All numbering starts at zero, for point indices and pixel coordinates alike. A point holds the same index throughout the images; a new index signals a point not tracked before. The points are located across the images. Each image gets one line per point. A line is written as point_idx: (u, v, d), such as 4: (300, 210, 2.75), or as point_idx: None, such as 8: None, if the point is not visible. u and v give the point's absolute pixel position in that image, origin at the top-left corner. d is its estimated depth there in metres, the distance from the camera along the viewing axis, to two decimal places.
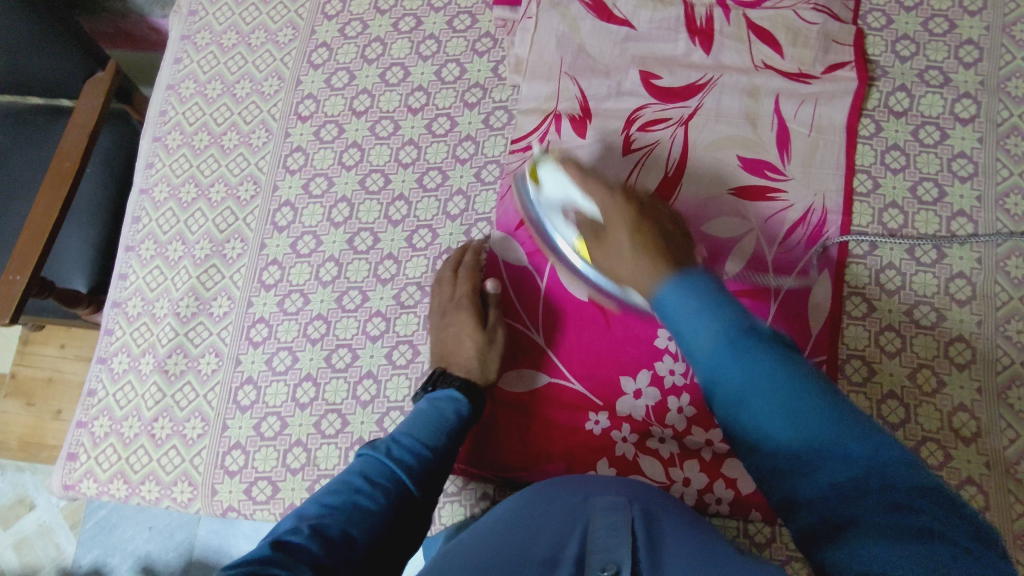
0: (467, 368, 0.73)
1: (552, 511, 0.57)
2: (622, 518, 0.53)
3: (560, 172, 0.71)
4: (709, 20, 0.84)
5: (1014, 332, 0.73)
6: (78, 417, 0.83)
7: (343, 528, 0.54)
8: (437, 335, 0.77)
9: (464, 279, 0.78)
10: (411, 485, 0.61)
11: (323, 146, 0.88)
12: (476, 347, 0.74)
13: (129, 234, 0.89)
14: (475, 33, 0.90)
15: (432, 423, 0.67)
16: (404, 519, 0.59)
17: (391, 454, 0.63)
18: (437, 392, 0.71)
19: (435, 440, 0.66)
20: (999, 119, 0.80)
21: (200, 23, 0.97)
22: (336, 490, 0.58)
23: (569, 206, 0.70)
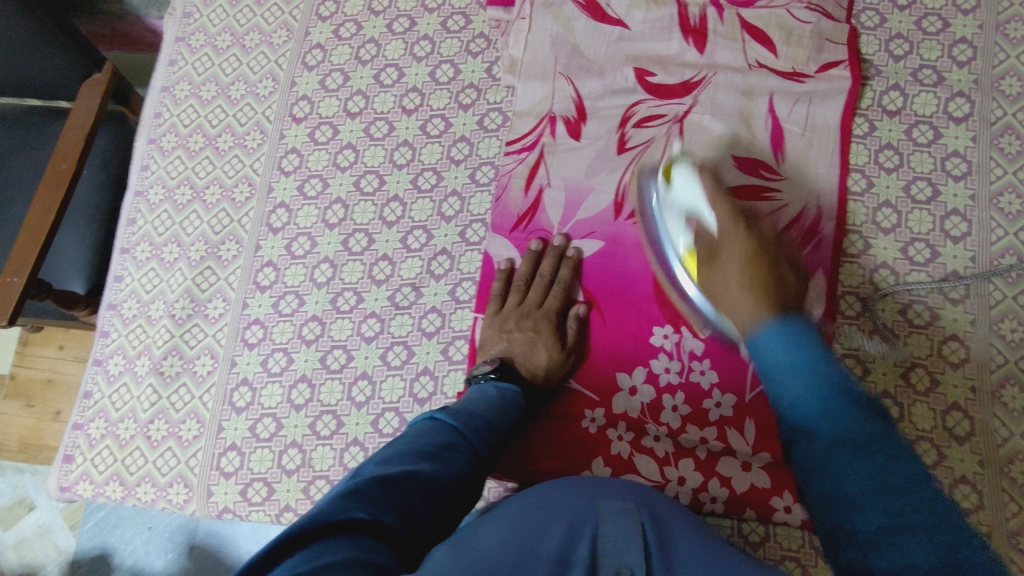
0: (533, 374, 0.73)
1: (559, 505, 0.57)
2: (632, 525, 0.54)
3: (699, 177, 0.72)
4: (703, 19, 0.84)
5: (1007, 331, 0.73)
6: (75, 419, 0.83)
7: (430, 476, 0.54)
8: (501, 327, 0.77)
9: (557, 291, 0.77)
10: (484, 454, 0.61)
11: (318, 148, 0.88)
12: (549, 360, 0.74)
13: (124, 236, 0.89)
14: (469, 34, 0.90)
15: (501, 401, 0.67)
16: (472, 484, 0.58)
17: (466, 423, 0.62)
18: (503, 381, 0.70)
19: (505, 419, 0.66)
20: (993, 118, 0.80)
21: (194, 25, 0.97)
22: (422, 441, 0.58)
23: (694, 213, 0.72)
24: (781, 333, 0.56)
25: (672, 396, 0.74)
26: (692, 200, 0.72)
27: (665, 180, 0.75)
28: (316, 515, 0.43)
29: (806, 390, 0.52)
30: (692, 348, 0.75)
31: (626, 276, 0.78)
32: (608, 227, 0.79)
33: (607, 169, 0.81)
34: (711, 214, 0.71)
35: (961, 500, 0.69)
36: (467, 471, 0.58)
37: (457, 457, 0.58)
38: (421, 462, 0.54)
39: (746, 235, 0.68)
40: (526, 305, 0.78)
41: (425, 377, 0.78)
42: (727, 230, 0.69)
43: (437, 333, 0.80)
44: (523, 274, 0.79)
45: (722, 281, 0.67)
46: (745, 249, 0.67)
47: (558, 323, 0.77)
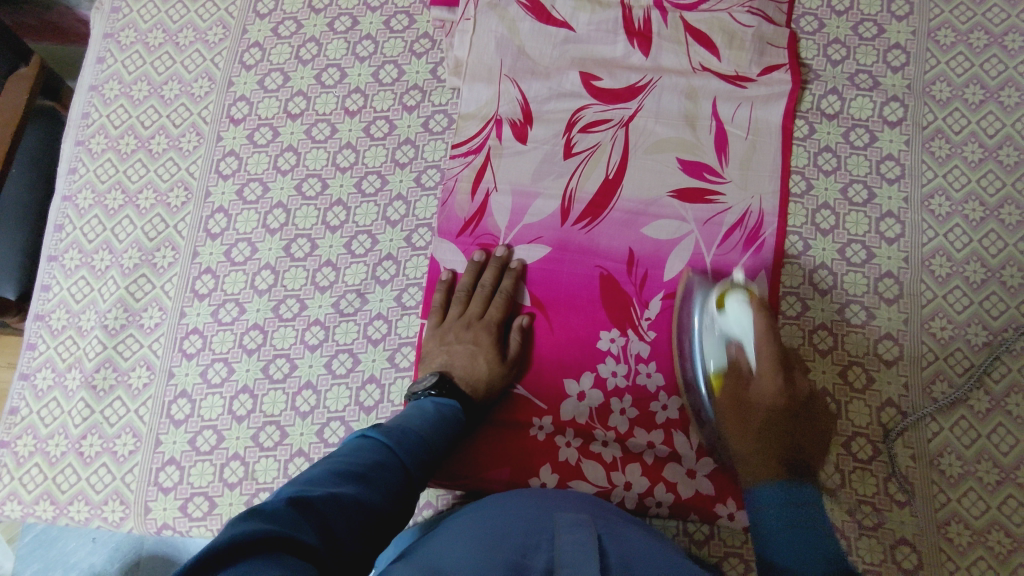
0: (473, 387, 0.73)
1: (516, 520, 0.57)
2: (587, 535, 0.54)
3: (754, 311, 0.69)
4: (647, 21, 0.84)
5: (937, 329, 0.76)
6: (0, 437, 0.79)
7: (356, 498, 0.53)
8: (441, 340, 0.76)
9: (498, 301, 0.77)
10: (415, 472, 0.61)
11: (257, 150, 0.86)
12: (488, 372, 0.73)
13: (51, 242, 0.85)
14: (413, 34, 0.89)
15: (437, 418, 0.67)
16: (402, 503, 0.58)
17: (398, 441, 0.61)
18: (441, 398, 0.69)
19: (439, 435, 0.65)
20: (925, 122, 0.82)
21: (124, 21, 0.93)
22: (350, 462, 0.57)
23: (734, 342, 0.70)
24: (785, 488, 0.62)
25: (620, 400, 0.74)
26: (739, 334, 0.70)
27: (717, 304, 0.72)
28: (236, 535, 0.42)
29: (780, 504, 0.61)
30: (638, 351, 0.75)
31: (573, 282, 0.78)
32: (555, 233, 0.79)
33: (554, 173, 0.80)
34: (753, 355, 0.69)
35: (894, 493, 0.72)
36: (396, 492, 0.57)
37: (386, 476, 0.57)
38: (347, 484, 0.54)
39: (781, 390, 0.67)
40: (467, 317, 0.77)
41: (371, 385, 0.77)
42: (766, 381, 0.68)
43: (383, 340, 0.79)
44: (463, 286, 0.78)
45: (755, 407, 0.68)
46: (774, 382, 0.68)
47: (499, 335, 0.76)
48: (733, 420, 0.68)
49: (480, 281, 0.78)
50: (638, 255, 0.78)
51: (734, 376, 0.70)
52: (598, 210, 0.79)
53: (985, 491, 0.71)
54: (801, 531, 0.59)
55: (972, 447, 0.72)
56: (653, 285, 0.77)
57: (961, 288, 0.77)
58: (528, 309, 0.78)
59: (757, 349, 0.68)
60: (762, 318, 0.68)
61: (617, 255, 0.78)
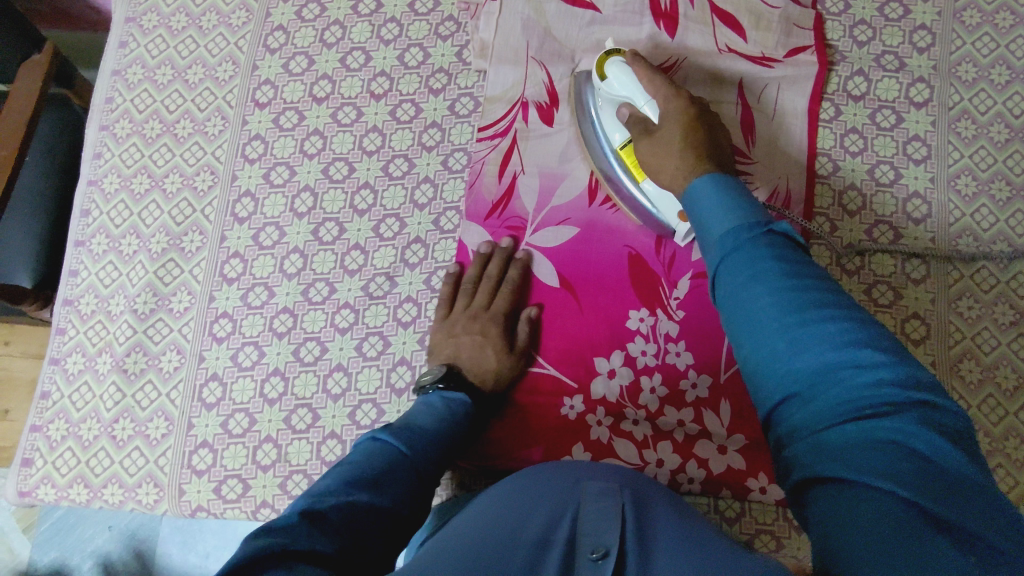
0: (480, 378, 0.73)
1: (544, 495, 0.57)
2: (613, 504, 0.54)
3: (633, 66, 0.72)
4: (674, 3, 0.84)
5: (964, 308, 0.76)
6: (32, 421, 0.79)
7: (370, 501, 0.53)
8: (448, 331, 0.76)
9: (504, 292, 0.77)
10: (428, 470, 0.61)
11: (283, 134, 0.86)
12: (495, 363, 0.74)
13: (78, 227, 0.85)
14: (438, 17, 0.88)
15: (446, 414, 0.67)
16: (417, 501, 0.58)
17: (410, 440, 0.61)
18: (450, 391, 0.70)
19: (447, 430, 0.65)
20: (951, 103, 0.82)
21: (146, 5, 0.92)
22: (362, 465, 0.57)
23: (626, 104, 0.72)
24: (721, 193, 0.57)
25: (650, 378, 0.75)
26: (626, 95, 0.72)
27: (599, 77, 0.74)
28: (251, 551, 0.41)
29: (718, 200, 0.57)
30: (667, 331, 0.76)
31: (602, 262, 0.78)
32: (583, 214, 0.79)
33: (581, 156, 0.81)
34: (650, 94, 0.71)
35: None
36: (411, 491, 0.58)
37: (397, 476, 0.57)
38: (362, 488, 0.54)
39: (679, 107, 0.69)
40: (474, 307, 0.77)
41: (402, 367, 0.77)
42: (667, 106, 0.69)
43: (413, 323, 0.79)
44: (470, 277, 0.78)
45: (664, 138, 0.68)
46: (683, 116, 0.69)
47: (506, 325, 0.76)
48: (657, 153, 0.68)
49: (486, 271, 0.78)
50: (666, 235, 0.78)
51: (641, 129, 0.70)
52: None
53: (1014, 468, 0.72)
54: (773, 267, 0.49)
55: (1000, 425, 0.73)
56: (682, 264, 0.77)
57: (988, 268, 0.77)
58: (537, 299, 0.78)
59: (652, 95, 0.70)
60: (642, 68, 0.72)
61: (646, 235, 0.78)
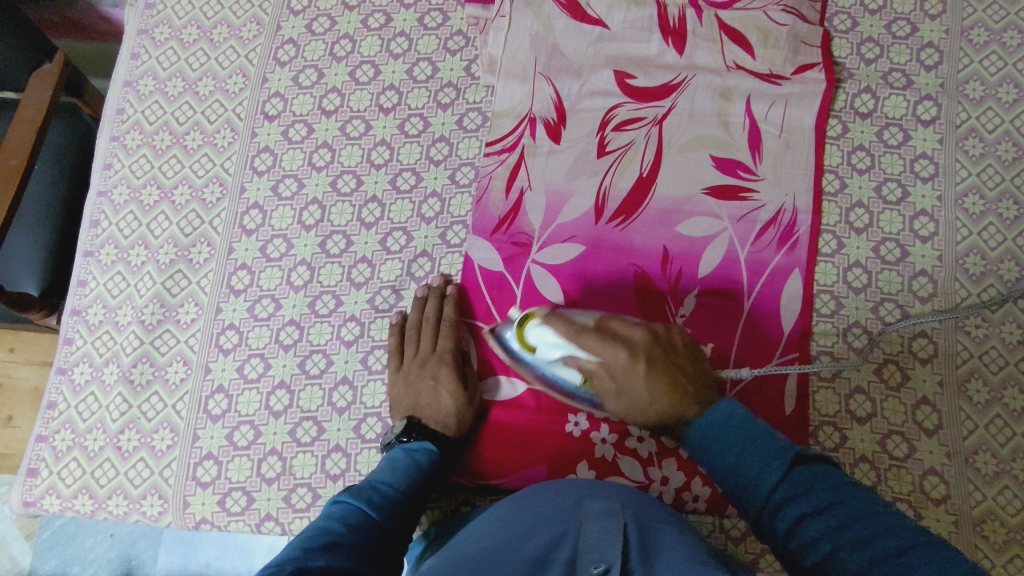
0: (443, 424, 0.72)
1: (542, 516, 0.57)
2: (615, 520, 0.53)
3: (550, 324, 0.65)
4: (682, 20, 0.84)
5: (972, 327, 0.76)
6: (38, 431, 0.79)
7: (332, 563, 0.50)
8: (405, 381, 0.75)
9: (445, 330, 0.76)
10: (391, 528, 0.59)
11: (292, 147, 0.86)
12: (454, 404, 0.72)
13: (87, 238, 0.85)
14: (447, 31, 0.89)
15: (410, 468, 0.66)
16: (383, 559, 0.55)
17: (371, 500, 0.60)
18: (411, 443, 0.69)
19: (413, 484, 0.65)
20: (958, 121, 0.83)
21: (157, 17, 0.93)
22: (321, 531, 0.54)
23: (568, 359, 0.64)
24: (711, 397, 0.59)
25: None
26: (561, 352, 0.64)
27: (525, 347, 0.67)
28: None
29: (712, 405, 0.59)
30: None
31: (608, 280, 0.78)
32: (589, 231, 0.79)
33: (588, 172, 0.81)
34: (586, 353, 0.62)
35: (931, 490, 0.72)
36: (374, 549, 0.55)
37: (367, 535, 0.56)
38: (322, 551, 0.51)
39: (630, 350, 0.62)
40: (422, 354, 0.75)
41: None
42: (618, 344, 0.62)
43: None
44: (414, 322, 0.77)
45: (627, 394, 0.62)
46: (632, 361, 0.61)
47: (458, 363, 0.75)
48: (621, 398, 0.62)
49: (426, 314, 0.77)
50: (672, 253, 0.78)
51: (602, 373, 0.62)
52: (632, 207, 0.80)
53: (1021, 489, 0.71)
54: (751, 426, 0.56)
55: (1007, 445, 0.73)
56: (688, 282, 0.77)
57: (995, 286, 0.77)
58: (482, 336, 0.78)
59: (587, 352, 0.62)
60: (564, 324, 0.64)
61: (652, 252, 0.78)
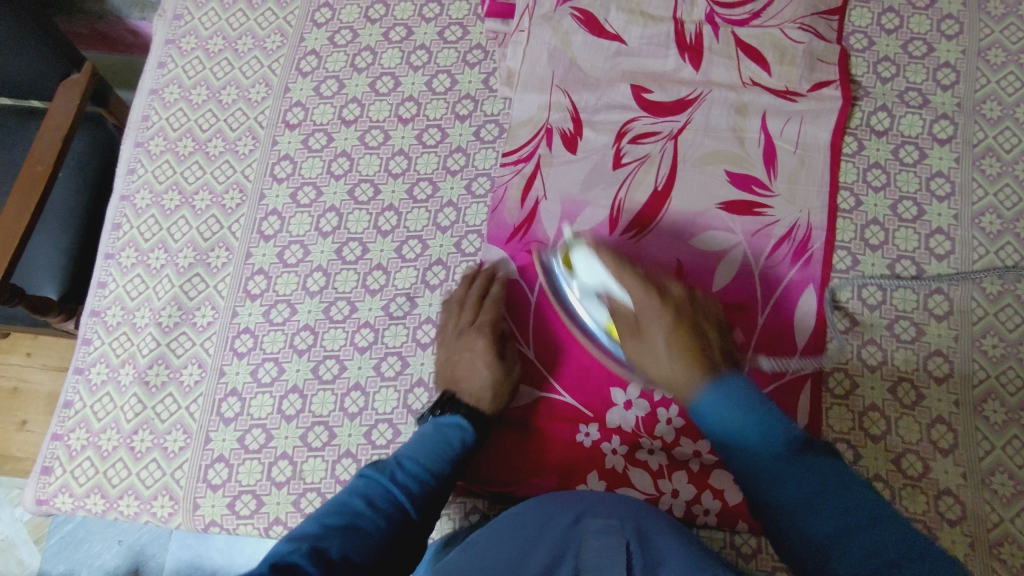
0: (479, 398, 0.73)
1: (543, 534, 0.56)
2: (615, 539, 0.53)
3: (596, 252, 0.71)
4: (699, 36, 0.85)
5: (988, 346, 0.75)
6: (53, 430, 0.80)
7: (342, 553, 0.56)
8: (445, 354, 0.76)
9: (489, 307, 0.77)
10: (416, 507, 0.64)
11: (312, 155, 0.87)
12: (491, 376, 0.73)
13: (108, 241, 0.87)
14: (466, 45, 0.91)
15: (440, 444, 0.68)
16: (400, 544, 0.61)
17: (395, 479, 0.64)
18: (444, 416, 0.71)
19: (437, 459, 0.67)
20: (975, 140, 0.82)
21: (185, 28, 0.95)
22: (344, 510, 0.61)
23: (604, 292, 0.72)
24: (725, 393, 0.62)
25: (667, 410, 0.75)
26: (600, 283, 0.72)
27: (567, 268, 0.74)
28: None
29: (722, 406, 0.62)
30: None
31: None
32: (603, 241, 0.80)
33: (602, 184, 0.81)
34: (624, 292, 0.71)
35: (946, 511, 0.71)
36: (390, 534, 0.61)
37: (373, 519, 0.61)
38: (335, 539, 0.57)
39: (664, 309, 0.68)
40: (463, 327, 0.77)
41: (420, 389, 0.78)
42: (655, 317, 0.69)
43: (432, 344, 0.79)
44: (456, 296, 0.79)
45: (649, 343, 0.68)
46: (665, 318, 0.68)
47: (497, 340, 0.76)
48: (643, 355, 0.69)
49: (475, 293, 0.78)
50: (686, 267, 0.78)
51: (628, 329, 0.70)
52: (646, 220, 0.80)
53: None
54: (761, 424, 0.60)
55: None
56: None
57: (1013, 306, 0.76)
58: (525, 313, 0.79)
59: (627, 290, 0.70)
60: (610, 259, 0.71)
61: (665, 265, 0.79)
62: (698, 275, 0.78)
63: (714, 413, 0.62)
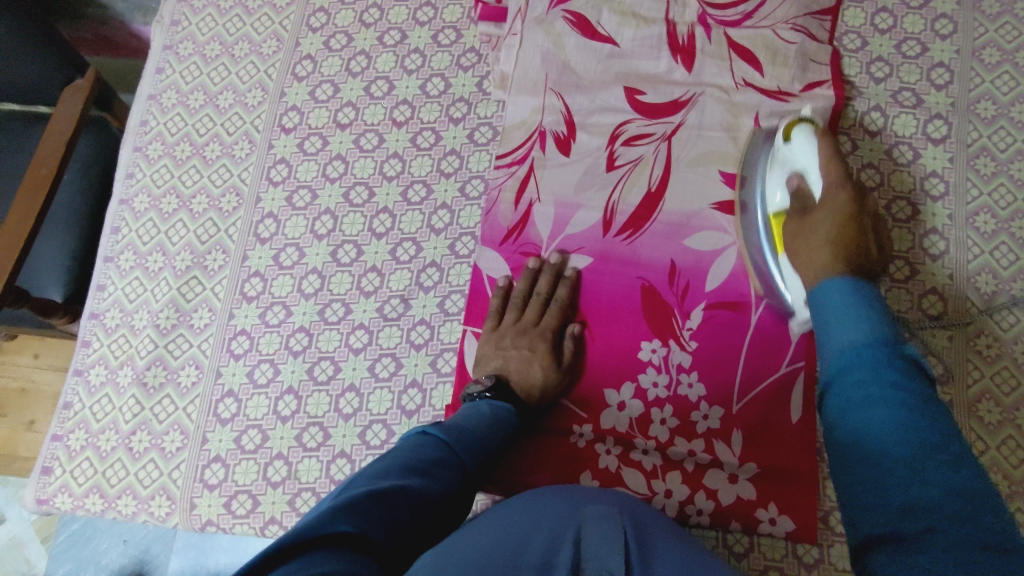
0: (527, 392, 0.74)
1: (540, 517, 0.56)
2: (613, 528, 0.54)
3: (818, 138, 0.70)
4: (691, 38, 0.85)
5: (983, 347, 0.75)
6: (53, 430, 0.81)
7: (421, 492, 0.55)
8: (497, 343, 0.77)
9: (553, 309, 0.78)
10: (472, 470, 0.62)
11: (307, 158, 0.88)
12: (543, 377, 0.74)
13: (107, 244, 0.88)
14: (460, 49, 0.91)
15: (494, 420, 0.68)
16: (459, 502, 0.60)
17: (460, 439, 0.63)
18: (497, 401, 0.70)
19: (494, 438, 0.66)
20: (969, 139, 0.82)
21: (182, 34, 0.97)
22: (414, 455, 0.59)
23: (798, 174, 0.70)
24: (854, 289, 0.56)
25: (661, 410, 0.75)
26: (802, 164, 0.70)
27: (785, 135, 0.74)
28: (305, 531, 0.43)
29: (847, 300, 0.55)
30: (680, 361, 0.76)
31: (615, 292, 0.79)
32: (597, 243, 0.80)
33: (596, 185, 0.82)
34: (818, 177, 0.68)
35: None
36: (454, 487, 0.59)
37: (445, 472, 0.59)
38: (411, 477, 0.56)
39: (849, 199, 0.66)
40: (523, 322, 0.78)
41: (413, 390, 0.78)
42: (833, 193, 0.66)
43: (426, 345, 0.80)
44: (520, 292, 0.79)
45: (822, 212, 0.66)
46: (845, 206, 0.66)
47: (555, 343, 0.77)
48: (803, 234, 0.67)
49: (536, 287, 0.79)
50: (680, 267, 0.78)
51: (798, 210, 0.69)
52: (640, 221, 0.80)
53: None
54: (850, 307, 0.55)
55: (1020, 467, 0.71)
56: (695, 294, 0.77)
57: (1009, 306, 0.76)
58: (582, 319, 0.79)
59: (824, 174, 0.67)
60: (826, 147, 0.69)
61: (658, 265, 0.79)
62: (692, 275, 0.78)
63: (830, 304, 0.56)
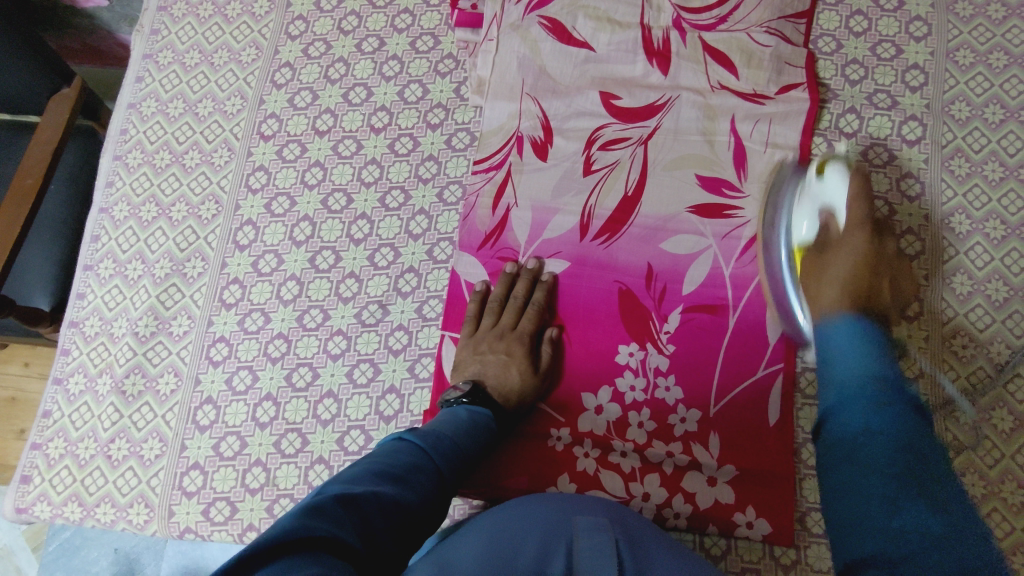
0: (504, 397, 0.74)
1: (532, 525, 0.57)
2: (607, 540, 0.55)
3: (851, 180, 0.71)
4: (666, 42, 0.86)
5: (958, 347, 0.75)
6: (33, 439, 0.81)
7: (394, 498, 0.55)
8: (474, 348, 0.77)
9: (530, 312, 0.78)
10: (448, 477, 0.62)
11: (286, 165, 0.89)
12: (519, 381, 0.74)
13: (87, 252, 0.88)
14: (438, 55, 0.92)
15: (470, 425, 0.68)
16: (435, 509, 0.60)
17: (434, 445, 0.63)
18: (475, 405, 0.70)
19: (471, 444, 0.66)
20: (944, 140, 0.83)
21: (162, 42, 0.97)
22: (388, 462, 0.59)
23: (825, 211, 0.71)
24: (859, 329, 0.60)
25: (638, 413, 0.75)
26: (833, 201, 0.71)
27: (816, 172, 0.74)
28: (281, 534, 0.43)
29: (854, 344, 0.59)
30: (656, 364, 0.76)
31: (592, 295, 0.79)
32: (574, 248, 0.80)
33: (573, 190, 0.82)
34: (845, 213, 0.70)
35: None
36: (429, 495, 0.59)
37: (419, 479, 0.59)
38: (384, 484, 0.56)
39: (865, 238, 0.68)
40: (499, 327, 0.78)
41: (391, 395, 0.78)
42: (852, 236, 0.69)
43: (403, 351, 0.80)
44: (497, 296, 0.79)
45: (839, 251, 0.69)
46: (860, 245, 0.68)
47: (532, 347, 0.77)
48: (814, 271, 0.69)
49: (513, 292, 0.79)
50: (656, 270, 0.79)
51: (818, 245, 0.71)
52: (617, 225, 0.80)
53: (1010, 512, 0.70)
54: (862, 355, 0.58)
55: (996, 466, 0.71)
56: (672, 298, 0.78)
57: (983, 306, 0.76)
58: (560, 324, 0.80)
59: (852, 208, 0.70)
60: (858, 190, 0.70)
61: (635, 269, 0.79)
62: (669, 278, 0.78)
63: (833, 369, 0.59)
